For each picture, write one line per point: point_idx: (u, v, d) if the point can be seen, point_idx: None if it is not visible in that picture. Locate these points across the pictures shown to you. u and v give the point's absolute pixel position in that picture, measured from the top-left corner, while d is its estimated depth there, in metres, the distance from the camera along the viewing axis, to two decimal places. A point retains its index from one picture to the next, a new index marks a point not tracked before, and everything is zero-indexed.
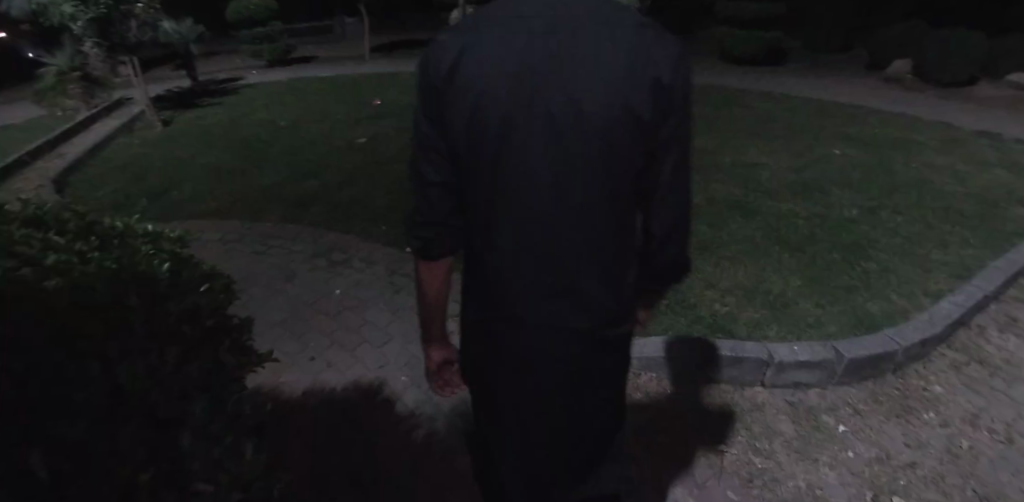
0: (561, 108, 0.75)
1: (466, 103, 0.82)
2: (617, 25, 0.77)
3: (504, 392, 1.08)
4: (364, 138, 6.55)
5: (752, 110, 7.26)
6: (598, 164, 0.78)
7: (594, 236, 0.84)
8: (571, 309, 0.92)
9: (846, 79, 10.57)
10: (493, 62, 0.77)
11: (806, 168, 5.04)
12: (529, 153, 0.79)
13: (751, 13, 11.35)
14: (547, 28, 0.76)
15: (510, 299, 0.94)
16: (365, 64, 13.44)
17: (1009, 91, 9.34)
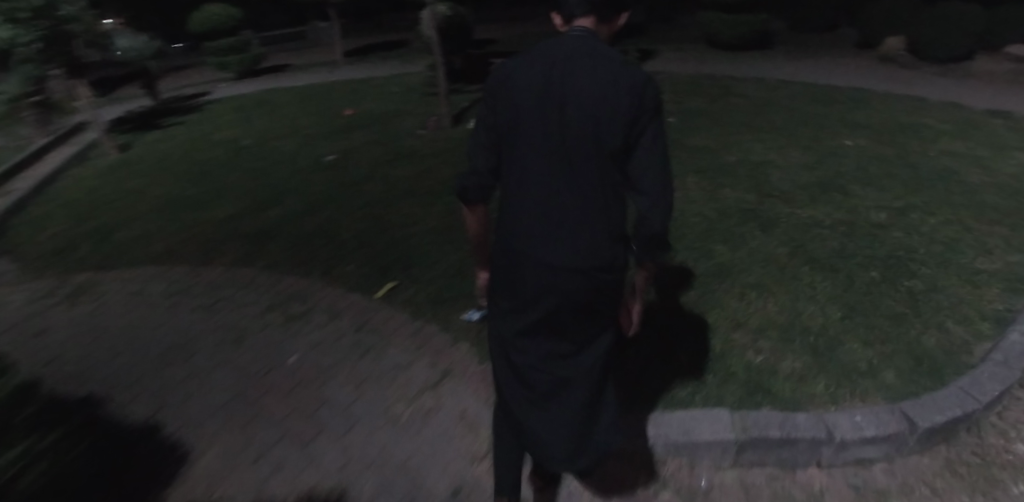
0: (561, 116, 0.77)
1: (506, 110, 0.86)
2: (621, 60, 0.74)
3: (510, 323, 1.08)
4: (332, 154, 5.98)
5: (750, 99, 6.75)
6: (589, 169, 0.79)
7: (584, 223, 0.84)
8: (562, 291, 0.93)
9: (840, 61, 10.11)
10: (526, 83, 0.82)
11: (820, 164, 4.54)
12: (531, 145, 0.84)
13: None
14: (567, 61, 0.77)
15: (517, 276, 0.99)
16: (337, 70, 12.78)
17: (1008, 64, 8.91)
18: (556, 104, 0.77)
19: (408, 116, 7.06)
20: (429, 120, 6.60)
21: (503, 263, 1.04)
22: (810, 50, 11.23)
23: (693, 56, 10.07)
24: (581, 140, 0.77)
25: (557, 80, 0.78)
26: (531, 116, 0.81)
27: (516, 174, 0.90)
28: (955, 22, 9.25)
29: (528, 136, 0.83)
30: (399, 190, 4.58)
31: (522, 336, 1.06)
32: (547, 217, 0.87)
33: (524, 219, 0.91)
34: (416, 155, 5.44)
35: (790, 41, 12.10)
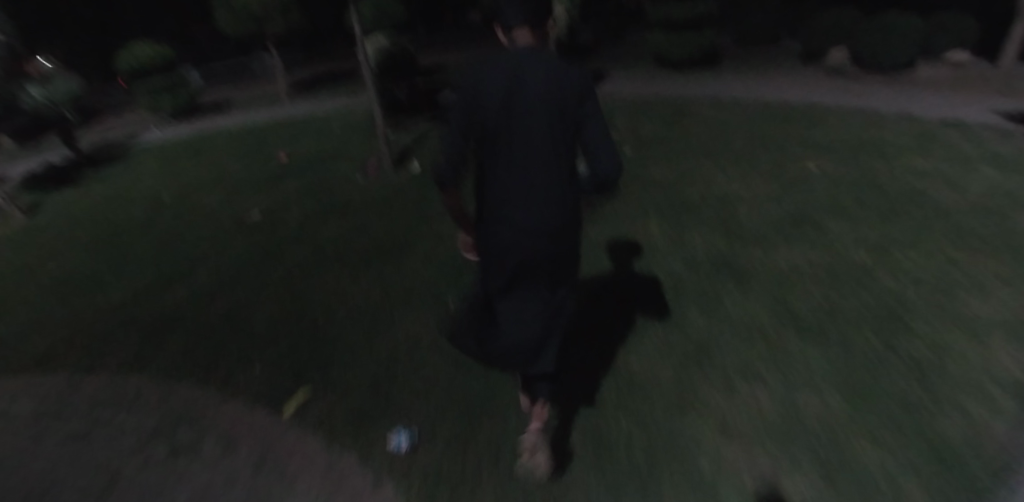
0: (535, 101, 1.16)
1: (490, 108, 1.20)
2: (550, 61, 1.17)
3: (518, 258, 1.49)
4: (259, 210, 5.34)
5: (704, 122, 6.49)
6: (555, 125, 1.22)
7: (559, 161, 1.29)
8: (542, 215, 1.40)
9: (788, 75, 10.18)
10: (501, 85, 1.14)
11: (785, 195, 4.22)
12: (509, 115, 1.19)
13: (684, 15, 10.80)
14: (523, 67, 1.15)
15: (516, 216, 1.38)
16: (279, 106, 12.07)
17: (948, 69, 9.12)
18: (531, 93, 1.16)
19: (344, 159, 6.46)
20: (367, 164, 6.03)
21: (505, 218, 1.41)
22: (757, 65, 11.32)
23: (644, 77, 9.88)
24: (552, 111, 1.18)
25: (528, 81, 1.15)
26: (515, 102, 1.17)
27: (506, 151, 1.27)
28: (894, 30, 9.42)
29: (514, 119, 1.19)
30: (326, 255, 4.00)
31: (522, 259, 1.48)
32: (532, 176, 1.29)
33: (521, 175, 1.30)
34: (349, 208, 4.85)
35: (737, 56, 12.21)
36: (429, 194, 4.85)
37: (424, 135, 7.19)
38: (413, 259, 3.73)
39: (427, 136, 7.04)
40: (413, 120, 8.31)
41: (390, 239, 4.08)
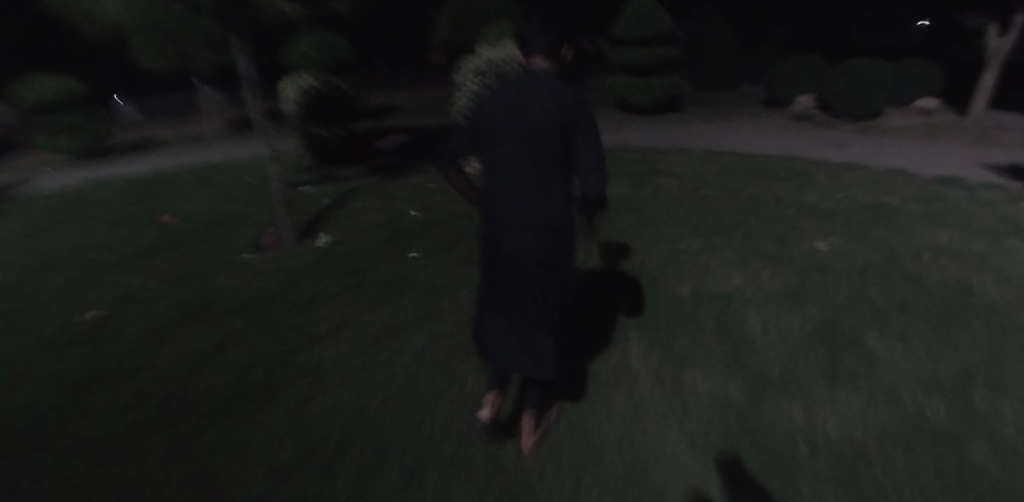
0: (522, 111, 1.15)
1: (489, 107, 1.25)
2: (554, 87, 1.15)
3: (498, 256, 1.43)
4: (102, 304, 3.93)
5: (678, 181, 5.54)
6: (535, 143, 1.16)
7: (537, 183, 1.22)
8: (522, 225, 1.29)
9: (756, 122, 9.65)
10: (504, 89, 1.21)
11: (802, 290, 3.17)
12: (499, 121, 1.21)
13: (646, 60, 10.24)
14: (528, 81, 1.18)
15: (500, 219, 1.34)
16: (202, 150, 10.66)
17: (918, 118, 8.77)
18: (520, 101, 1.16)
19: (238, 230, 5.09)
20: (265, 237, 4.71)
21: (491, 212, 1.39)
22: (723, 112, 10.82)
23: (607, 124, 9.08)
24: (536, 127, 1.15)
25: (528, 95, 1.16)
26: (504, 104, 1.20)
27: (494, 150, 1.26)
28: (864, 77, 9.05)
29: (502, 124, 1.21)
30: (134, 397, 2.52)
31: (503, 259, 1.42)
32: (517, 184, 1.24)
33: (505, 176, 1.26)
34: (213, 316, 3.46)
35: (701, 102, 11.74)
36: (330, 291, 3.56)
37: (348, 192, 5.93)
38: (269, 405, 2.33)
39: (351, 195, 5.80)
40: (341, 172, 7.06)
41: (249, 367, 2.70)
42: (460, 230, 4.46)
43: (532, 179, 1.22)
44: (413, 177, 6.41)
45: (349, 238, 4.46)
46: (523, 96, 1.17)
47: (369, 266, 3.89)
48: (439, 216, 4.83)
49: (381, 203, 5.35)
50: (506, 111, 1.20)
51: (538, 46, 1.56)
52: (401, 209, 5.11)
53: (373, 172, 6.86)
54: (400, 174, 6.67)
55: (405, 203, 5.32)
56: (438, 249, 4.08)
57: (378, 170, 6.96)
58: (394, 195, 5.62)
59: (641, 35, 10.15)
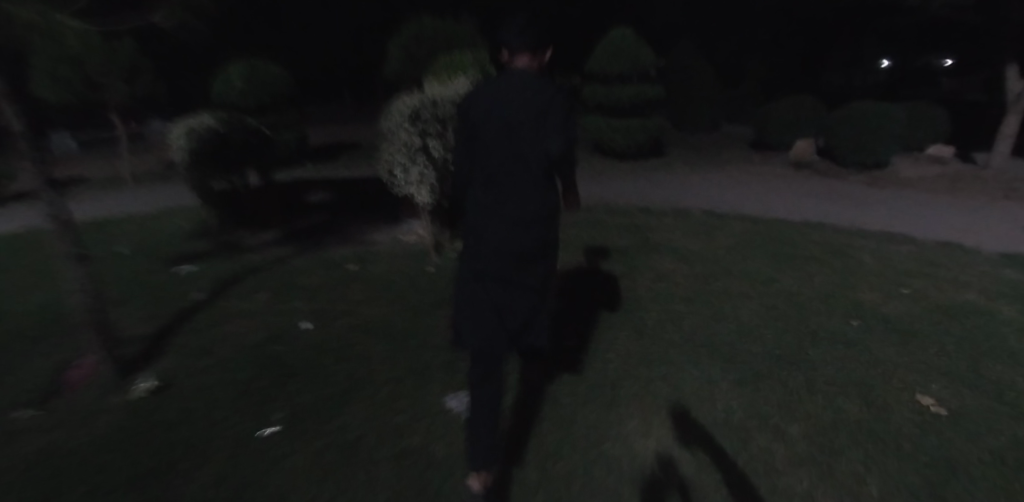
0: (505, 105, 1.12)
1: (475, 103, 1.19)
2: (542, 87, 1.13)
3: (473, 263, 1.26)
4: None
5: (685, 264, 4.13)
6: (517, 129, 1.10)
7: (511, 172, 1.13)
8: (493, 225, 1.16)
9: (751, 170, 8.54)
10: (488, 92, 1.17)
11: (989, 493, 1.61)
12: (481, 116, 1.16)
13: (629, 99, 9.11)
14: (515, 85, 1.14)
15: (476, 222, 1.21)
16: (91, 198, 8.68)
17: (930, 168, 7.84)
18: (504, 98, 1.13)
19: (39, 345, 3.29)
20: (66, 365, 2.95)
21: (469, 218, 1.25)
22: (711, 157, 9.72)
23: (583, 175, 7.79)
24: (523, 121, 1.09)
25: (514, 93, 1.13)
26: (488, 104, 1.15)
27: (474, 145, 1.19)
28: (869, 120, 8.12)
29: (481, 117, 1.15)
30: None
31: (476, 262, 1.24)
32: (495, 177, 1.15)
33: (483, 171, 1.17)
34: None
35: (685, 146, 10.68)
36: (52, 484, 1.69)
37: (237, 276, 4.31)
38: None
39: (237, 283, 4.13)
40: (244, 241, 5.46)
41: None
42: (371, 358, 2.88)
43: (511, 166, 1.13)
44: (336, 252, 4.85)
45: (196, 373, 2.78)
46: (503, 95, 1.14)
47: (184, 442, 2.05)
48: (349, 328, 3.26)
49: (273, 302, 3.72)
50: (489, 106, 1.15)
51: (520, 43, 1.19)
52: (297, 312, 3.51)
53: (285, 243, 5.30)
54: (320, 246, 5.10)
55: (308, 301, 3.72)
56: (320, 400, 2.39)
57: (294, 239, 5.39)
58: (298, 285, 4.01)
59: (621, 71, 9.05)
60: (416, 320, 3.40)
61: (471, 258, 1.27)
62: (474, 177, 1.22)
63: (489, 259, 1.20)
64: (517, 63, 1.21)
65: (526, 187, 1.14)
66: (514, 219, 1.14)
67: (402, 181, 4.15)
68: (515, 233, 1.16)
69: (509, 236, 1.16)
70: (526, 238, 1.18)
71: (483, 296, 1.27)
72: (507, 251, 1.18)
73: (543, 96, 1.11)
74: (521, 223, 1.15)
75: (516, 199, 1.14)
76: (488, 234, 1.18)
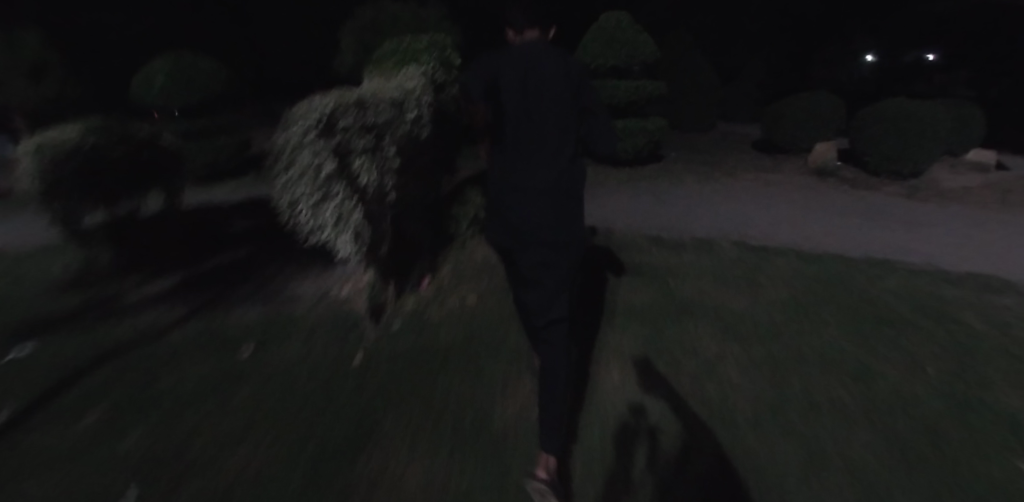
0: (536, 66, 1.19)
1: (501, 67, 1.24)
2: (560, 52, 1.25)
3: (526, 229, 1.18)
4: None
5: (734, 341, 2.86)
6: (556, 86, 1.18)
7: (553, 125, 1.18)
8: (548, 180, 1.15)
9: (768, 179, 7.38)
10: (513, 56, 1.24)
11: None
12: (514, 77, 1.19)
13: (625, 97, 7.81)
14: (536, 51, 1.22)
15: (524, 177, 1.17)
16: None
17: (972, 176, 6.81)
18: (532, 60, 1.20)
19: None
20: None
21: (510, 180, 1.20)
22: (716, 163, 8.56)
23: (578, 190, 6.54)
24: (561, 81, 1.19)
25: (541, 55, 1.21)
26: (516, 66, 1.21)
27: (506, 103, 1.20)
28: (910, 113, 6.90)
29: (515, 75, 1.19)
30: None
31: (533, 222, 1.16)
32: (539, 134, 1.17)
33: (522, 126, 1.19)
34: None
35: (684, 149, 9.51)
36: None
37: (82, 374, 2.93)
38: None
39: (74, 390, 2.74)
40: (137, 304, 4.20)
41: None
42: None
43: (555, 121, 1.18)
44: (244, 325, 3.56)
45: None
46: (533, 56, 1.20)
47: None
48: (191, 464, 1.83)
49: (100, 426, 2.29)
50: (520, 66, 1.20)
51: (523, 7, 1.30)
52: (124, 441, 2.08)
53: (185, 308, 4.00)
54: (228, 312, 3.82)
55: (156, 421, 2.31)
56: None
57: (198, 301, 4.11)
58: (162, 392, 2.65)
59: (614, 65, 7.81)
60: (319, 437, 2.02)
61: (521, 224, 1.18)
62: (512, 136, 1.20)
63: (544, 217, 1.16)
64: (530, 32, 1.28)
65: (566, 137, 1.19)
66: (567, 169, 1.19)
67: (310, 228, 2.75)
68: (569, 183, 1.20)
69: (566, 185, 1.18)
70: (573, 189, 1.21)
71: (542, 263, 1.20)
72: (564, 205, 1.18)
73: (565, 60, 1.22)
74: (565, 173, 1.18)
75: (563, 149, 1.18)
76: (541, 187, 1.15)
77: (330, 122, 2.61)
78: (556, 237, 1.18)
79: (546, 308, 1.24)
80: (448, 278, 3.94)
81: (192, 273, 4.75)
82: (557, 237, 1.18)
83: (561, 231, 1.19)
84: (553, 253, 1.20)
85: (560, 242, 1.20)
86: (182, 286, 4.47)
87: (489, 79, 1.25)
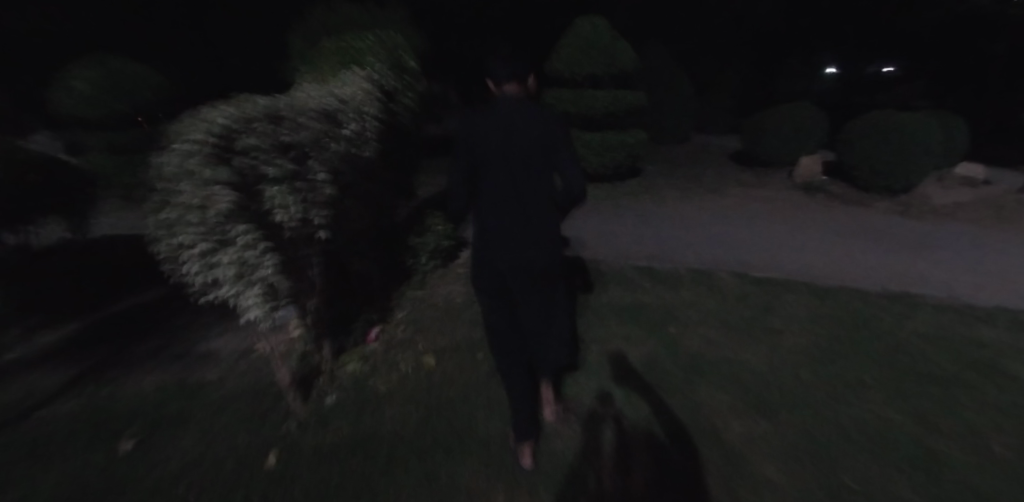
0: (508, 135, 1.37)
1: (478, 133, 1.42)
2: (533, 116, 1.41)
3: (503, 281, 1.52)
4: None
5: (762, 417, 2.25)
6: (526, 157, 1.39)
7: (524, 192, 1.42)
8: (517, 242, 1.45)
9: (755, 195, 6.99)
10: (490, 120, 1.41)
11: None
12: (491, 144, 1.39)
13: (602, 107, 7.28)
14: (510, 115, 1.39)
15: (501, 240, 1.46)
16: None
17: (960, 191, 6.61)
18: (505, 129, 1.37)
19: None
20: None
21: (489, 241, 1.50)
22: (697, 177, 8.17)
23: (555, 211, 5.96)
24: (531, 153, 1.39)
25: (515, 123, 1.38)
26: (493, 132, 1.39)
27: (484, 170, 1.43)
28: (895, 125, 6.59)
29: (489, 145, 1.40)
30: None
31: (510, 274, 1.50)
32: (512, 201, 1.43)
33: (497, 194, 1.44)
34: None
35: (663, 163, 9.10)
36: None
37: None
38: None
39: None
40: (12, 370, 3.34)
41: None
42: None
43: (526, 188, 1.42)
44: (137, 398, 2.76)
45: None
46: (507, 125, 1.38)
47: None
48: None
49: None
50: (495, 135, 1.38)
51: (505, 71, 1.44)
52: None
53: (65, 376, 3.14)
54: (123, 379, 3.02)
55: None
56: None
57: (84, 366, 3.25)
58: None
59: (589, 73, 7.30)
60: None
61: (501, 273, 1.51)
62: (488, 201, 1.47)
63: (519, 274, 1.49)
64: (508, 94, 1.45)
65: (535, 202, 1.44)
66: (537, 230, 1.46)
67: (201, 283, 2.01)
68: (541, 240, 1.48)
69: (535, 243, 1.47)
70: (544, 242, 1.49)
71: (520, 303, 1.59)
72: (534, 260, 1.48)
73: (538, 127, 1.40)
74: (537, 232, 1.46)
75: (533, 214, 1.44)
76: (513, 248, 1.45)
77: (229, 141, 1.90)
78: (528, 286, 1.54)
79: (529, 330, 1.67)
80: (402, 328, 3.25)
81: (91, 324, 3.90)
82: (528, 286, 1.53)
83: (533, 276, 1.51)
84: (527, 295, 1.56)
85: (531, 288, 1.54)
86: (74, 342, 3.62)
87: (469, 143, 1.45)
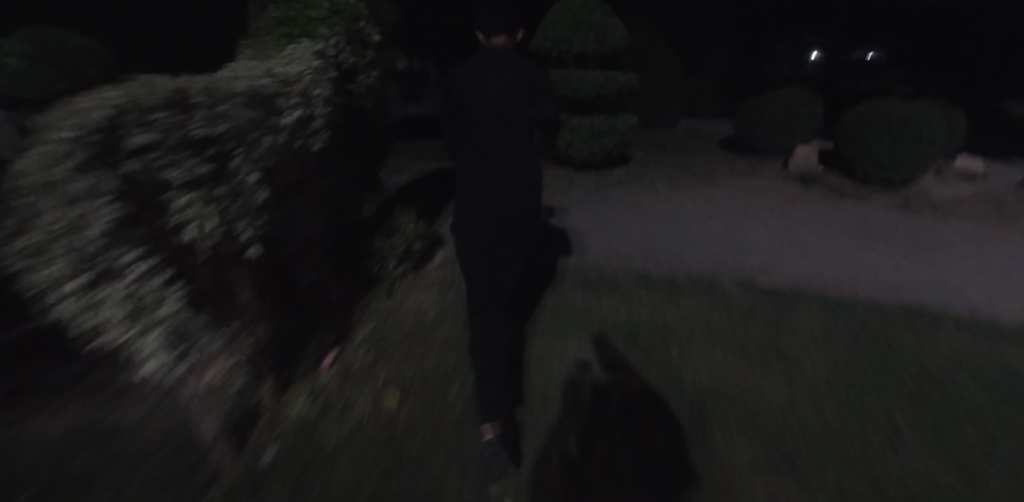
0: (491, 76, 1.90)
1: (469, 76, 1.94)
2: (514, 64, 1.95)
3: (490, 194, 1.91)
4: None
5: (791, 471, 1.88)
6: (509, 90, 1.89)
7: (506, 118, 1.90)
8: (502, 158, 1.91)
9: (750, 186, 6.65)
10: (478, 67, 1.94)
11: None
12: (481, 83, 1.89)
13: (591, 90, 6.76)
14: (494, 63, 1.94)
15: (492, 157, 1.91)
16: None
17: (958, 186, 6.41)
18: (490, 71, 1.91)
19: None
20: None
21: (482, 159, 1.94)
22: (689, 166, 7.78)
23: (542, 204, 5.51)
24: (512, 90, 1.90)
25: (497, 65, 1.92)
26: (481, 73, 1.90)
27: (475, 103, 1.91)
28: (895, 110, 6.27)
29: (479, 82, 1.90)
30: None
31: (498, 183, 1.90)
32: (499, 125, 1.90)
33: (485, 121, 1.91)
34: None
35: (652, 149, 8.68)
36: None
37: None
38: None
39: None
40: None
41: None
42: None
43: (511, 116, 1.91)
44: (35, 449, 2.23)
45: None
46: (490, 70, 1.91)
47: None
48: None
49: None
50: (484, 75, 1.90)
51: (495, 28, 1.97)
52: None
53: None
54: (20, 423, 2.45)
55: None
56: None
57: None
58: None
59: (578, 52, 6.77)
60: None
61: (491, 189, 1.91)
62: (479, 127, 1.93)
63: (506, 184, 1.91)
64: (495, 43, 1.98)
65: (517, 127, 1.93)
66: (518, 148, 1.93)
67: (79, 326, 1.46)
68: (522, 156, 1.95)
69: (519, 159, 1.94)
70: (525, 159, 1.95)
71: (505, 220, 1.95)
72: (518, 174, 1.93)
73: (518, 71, 1.93)
74: (518, 150, 1.94)
75: (514, 136, 1.93)
76: (501, 162, 1.90)
77: (118, 135, 1.35)
78: (514, 197, 1.92)
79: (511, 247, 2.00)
80: (364, 353, 2.79)
81: None
82: (514, 197, 1.93)
83: (518, 190, 1.94)
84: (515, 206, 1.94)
85: (518, 198, 1.94)
86: None
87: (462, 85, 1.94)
